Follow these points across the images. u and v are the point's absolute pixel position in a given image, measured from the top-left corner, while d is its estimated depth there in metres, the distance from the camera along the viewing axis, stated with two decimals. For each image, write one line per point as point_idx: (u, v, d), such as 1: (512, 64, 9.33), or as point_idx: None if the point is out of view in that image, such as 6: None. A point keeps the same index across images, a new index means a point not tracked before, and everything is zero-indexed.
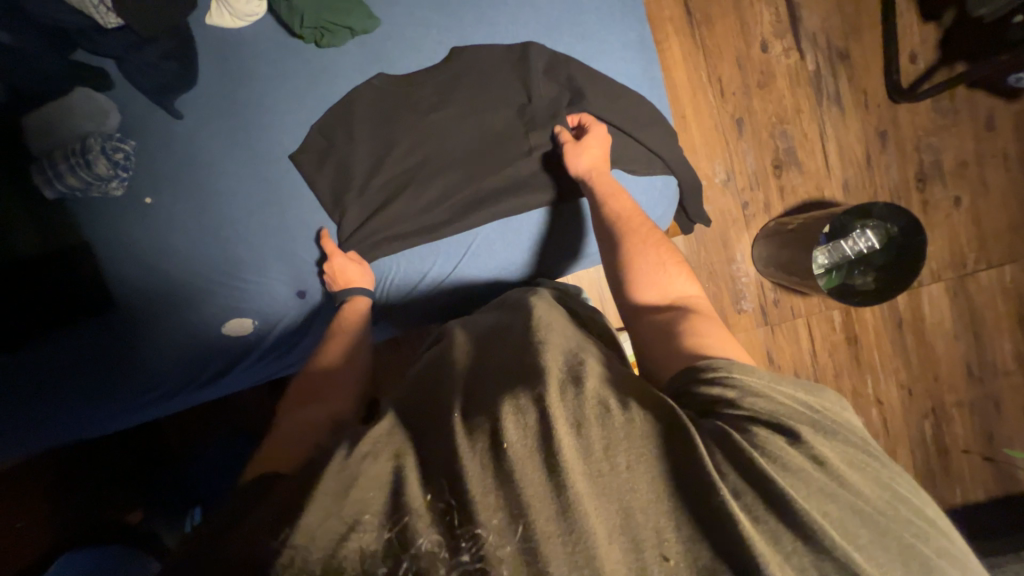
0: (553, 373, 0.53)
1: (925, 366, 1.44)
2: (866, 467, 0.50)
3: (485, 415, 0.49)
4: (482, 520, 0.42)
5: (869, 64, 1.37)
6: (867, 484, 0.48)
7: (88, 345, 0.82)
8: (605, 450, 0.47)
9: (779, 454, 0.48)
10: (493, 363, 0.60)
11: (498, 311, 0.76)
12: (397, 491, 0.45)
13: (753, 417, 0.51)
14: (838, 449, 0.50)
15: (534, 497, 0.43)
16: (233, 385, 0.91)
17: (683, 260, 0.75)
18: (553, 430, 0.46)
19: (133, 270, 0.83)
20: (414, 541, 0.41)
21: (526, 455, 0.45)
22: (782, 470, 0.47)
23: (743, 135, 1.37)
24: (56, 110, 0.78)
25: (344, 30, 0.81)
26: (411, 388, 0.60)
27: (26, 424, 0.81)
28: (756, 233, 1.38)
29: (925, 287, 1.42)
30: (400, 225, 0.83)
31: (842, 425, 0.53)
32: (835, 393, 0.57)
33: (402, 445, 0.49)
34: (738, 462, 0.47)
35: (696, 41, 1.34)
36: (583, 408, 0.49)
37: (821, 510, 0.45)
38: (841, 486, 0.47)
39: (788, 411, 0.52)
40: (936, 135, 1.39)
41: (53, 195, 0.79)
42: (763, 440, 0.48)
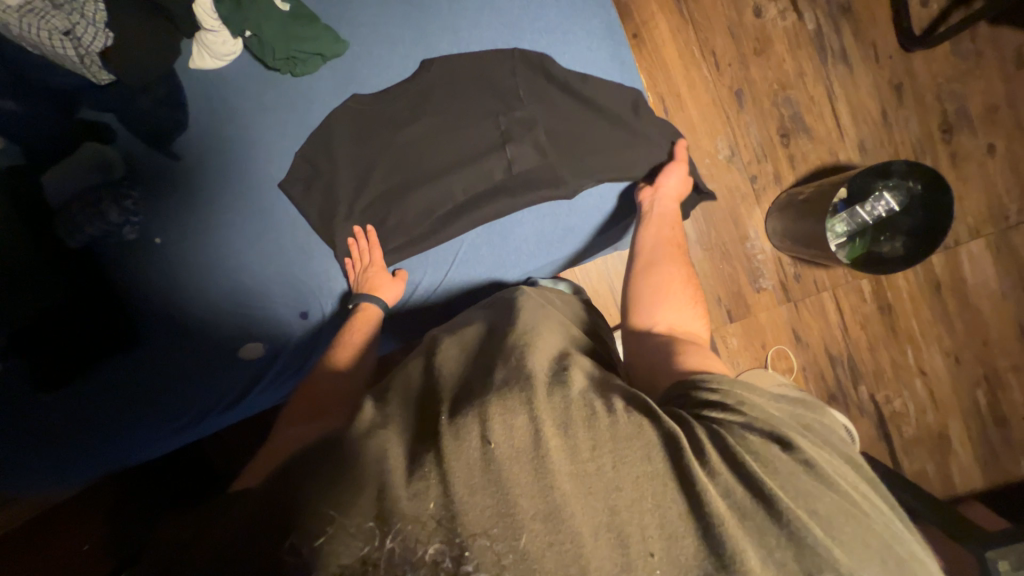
0: (539, 376, 0.54)
1: (972, 331, 1.33)
2: (846, 473, 0.50)
3: (473, 414, 0.49)
4: (472, 524, 0.42)
5: (874, 15, 1.29)
6: (850, 486, 0.48)
7: (117, 378, 0.88)
8: (592, 450, 0.47)
9: (772, 459, 0.47)
10: (483, 365, 0.60)
11: (488, 312, 0.77)
12: (383, 490, 0.45)
13: (748, 423, 0.50)
14: (825, 455, 0.50)
15: (522, 497, 0.43)
16: (254, 408, 0.93)
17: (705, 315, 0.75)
18: (542, 433, 0.46)
19: (156, 302, 0.89)
20: (415, 550, 0.42)
21: (513, 456, 0.45)
22: (773, 475, 0.46)
23: (743, 107, 1.31)
24: (69, 165, 0.84)
25: (315, 57, 0.84)
26: (398, 391, 0.61)
27: (73, 460, 0.87)
28: (769, 207, 1.32)
29: (963, 246, 1.32)
30: (391, 241, 0.85)
31: (827, 436, 0.53)
32: (830, 412, 0.57)
33: (386, 441, 0.50)
34: (735, 466, 0.46)
35: (683, 16, 1.29)
36: (570, 410, 0.49)
37: (809, 508, 0.45)
38: (830, 487, 0.46)
39: (784, 422, 0.51)
40: (959, 80, 1.29)
41: (77, 243, 0.86)
42: (766, 455, 0.47)
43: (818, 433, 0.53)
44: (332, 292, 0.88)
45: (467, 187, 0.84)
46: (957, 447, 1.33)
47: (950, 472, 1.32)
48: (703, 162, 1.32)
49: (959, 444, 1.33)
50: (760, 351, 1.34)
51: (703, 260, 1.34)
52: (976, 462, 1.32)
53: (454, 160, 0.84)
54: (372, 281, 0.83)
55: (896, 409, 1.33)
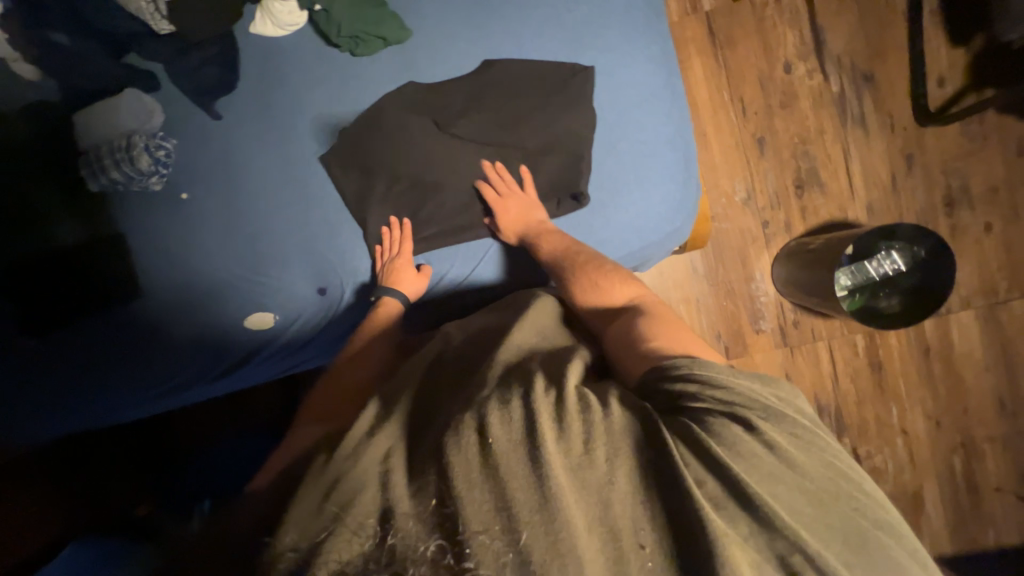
0: (537, 375, 0.53)
1: (953, 397, 1.38)
2: (808, 441, 0.51)
3: (470, 413, 0.49)
4: (470, 519, 0.41)
5: (894, 88, 1.37)
6: (813, 461, 0.49)
7: (108, 338, 0.85)
8: (586, 443, 0.46)
9: (735, 444, 0.48)
10: (488, 362, 0.60)
11: (503, 312, 0.75)
12: (384, 490, 0.45)
13: (713, 408, 0.51)
14: (789, 432, 0.51)
15: (518, 490, 0.42)
16: (252, 377, 0.92)
17: (621, 267, 0.78)
18: (537, 426, 0.46)
19: (160, 263, 0.86)
20: (414, 548, 0.40)
21: (510, 448, 0.45)
22: (747, 467, 0.47)
23: (764, 155, 1.36)
24: (105, 107, 0.82)
25: (377, 40, 0.85)
26: (399, 385, 0.61)
27: (53, 412, 0.85)
28: (777, 253, 1.36)
29: (953, 314, 1.37)
30: (426, 228, 0.86)
31: (792, 409, 0.54)
32: (795, 374, 0.58)
33: (393, 444, 0.50)
34: (707, 459, 0.47)
35: (718, 61, 1.35)
36: (565, 404, 0.49)
37: (781, 500, 0.46)
38: (797, 472, 0.48)
39: (746, 402, 0.52)
40: (964, 159, 1.37)
41: (98, 187, 0.84)
42: (729, 438, 0.48)
43: (781, 403, 0.54)
44: (353, 273, 0.88)
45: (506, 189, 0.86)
46: (930, 510, 1.36)
47: (922, 534, 1.35)
48: (720, 201, 1.37)
49: (932, 506, 1.36)
50: None
51: (708, 295, 1.37)
52: (946, 527, 1.35)
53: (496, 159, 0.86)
54: (398, 270, 0.83)
55: (876, 464, 1.37)
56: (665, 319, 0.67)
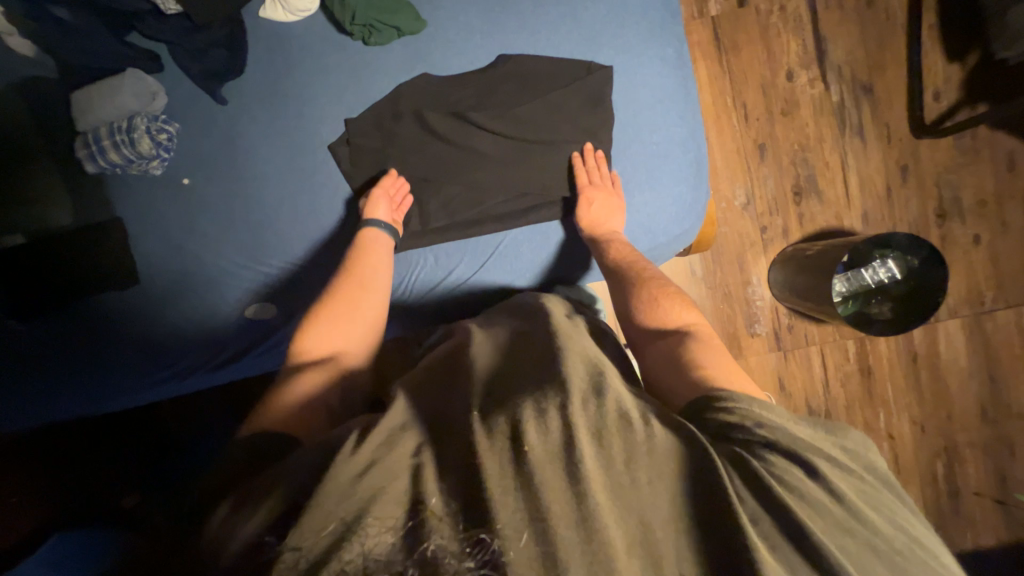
0: (575, 382, 0.53)
1: (938, 403, 1.42)
2: (873, 497, 0.50)
3: (505, 416, 0.50)
4: (499, 519, 0.43)
5: (893, 100, 1.40)
6: (884, 519, 0.49)
7: (101, 326, 0.83)
8: (627, 463, 0.47)
9: (797, 486, 0.48)
10: (518, 364, 0.60)
11: (508, 317, 0.77)
12: (415, 484, 0.47)
13: (774, 446, 0.51)
14: (856, 485, 0.51)
15: (553, 501, 0.44)
16: (248, 371, 0.89)
17: (680, 292, 0.77)
18: (575, 441, 0.47)
19: (157, 250, 0.84)
20: (425, 543, 0.43)
21: (545, 459, 0.46)
22: (804, 506, 0.47)
23: (764, 161, 1.38)
24: (106, 87, 0.79)
25: (391, 29, 0.84)
26: (428, 384, 0.62)
27: (42, 398, 0.83)
28: (774, 258, 1.39)
29: (941, 323, 1.41)
30: (437, 221, 0.86)
31: (862, 465, 0.53)
32: (867, 433, 0.57)
33: (417, 440, 0.52)
34: (762, 493, 0.47)
35: (722, 66, 1.37)
36: (605, 419, 0.50)
37: (841, 546, 0.46)
38: (860, 522, 0.48)
39: (807, 444, 0.52)
40: (956, 172, 1.40)
41: (95, 169, 0.81)
42: (790, 479, 0.48)
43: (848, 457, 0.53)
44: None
45: (520, 185, 0.86)
46: None
47: None
48: (719, 205, 1.38)
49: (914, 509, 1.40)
50: None
51: (705, 297, 1.38)
52: None
53: (506, 152, 0.85)
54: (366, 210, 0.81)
55: None
56: (713, 350, 0.67)
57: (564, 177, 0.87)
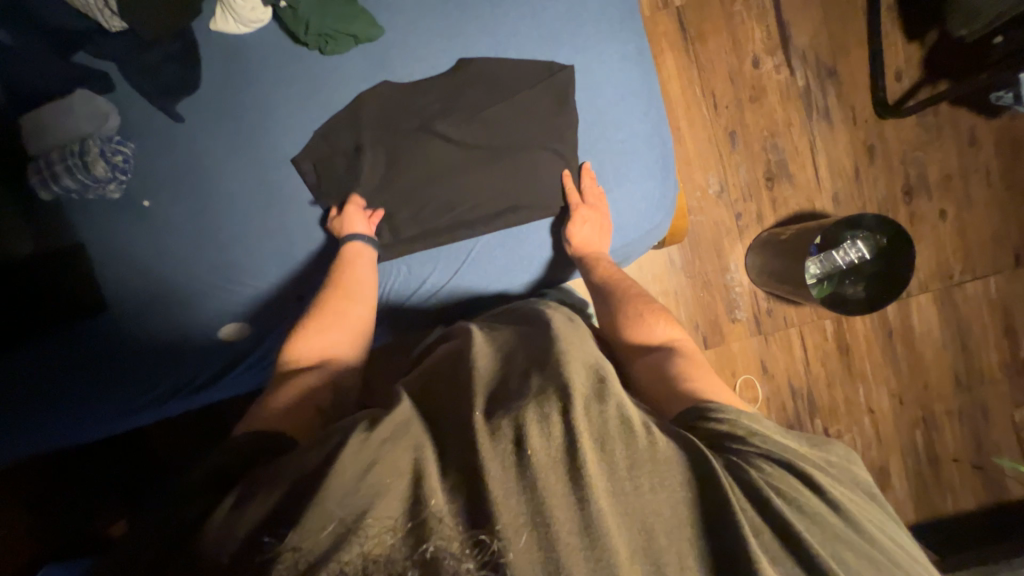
0: (577, 387, 0.55)
1: (915, 375, 1.46)
2: (853, 503, 0.56)
3: (508, 418, 0.51)
4: (501, 519, 0.44)
5: (857, 82, 1.42)
6: (868, 523, 0.54)
7: (70, 354, 0.80)
8: (630, 469, 0.50)
9: (790, 494, 0.53)
10: (519, 366, 0.61)
11: (512, 319, 0.78)
12: (417, 481, 0.47)
13: (767, 456, 0.56)
14: (841, 492, 0.56)
15: (557, 507, 0.45)
16: (227, 392, 0.89)
17: (663, 309, 0.81)
18: (579, 447, 0.49)
19: (125, 272, 0.82)
20: (427, 540, 0.43)
21: (549, 463, 0.48)
22: (798, 512, 0.52)
23: (735, 148, 1.40)
24: (54, 110, 0.77)
25: (348, 38, 0.82)
26: (430, 384, 0.62)
27: (13, 432, 0.80)
28: (750, 244, 1.41)
29: (913, 297, 1.45)
30: (407, 230, 0.85)
31: (837, 474, 0.59)
32: (842, 447, 0.64)
33: (419, 436, 0.51)
34: (758, 498, 0.51)
35: (689, 56, 1.37)
36: (608, 426, 0.52)
37: (831, 548, 0.50)
38: (849, 526, 0.52)
39: (792, 453, 0.57)
40: (921, 149, 1.44)
41: (49, 196, 0.79)
42: (785, 487, 0.53)
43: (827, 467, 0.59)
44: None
45: (491, 189, 0.85)
46: (895, 482, 1.44)
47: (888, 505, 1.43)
48: (694, 194, 1.39)
49: (897, 478, 1.44)
50: (730, 378, 1.41)
51: (686, 287, 1.40)
52: (909, 498, 1.44)
53: (472, 156, 0.84)
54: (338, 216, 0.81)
55: (845, 442, 1.43)
56: (699, 365, 0.71)
57: (538, 181, 0.86)
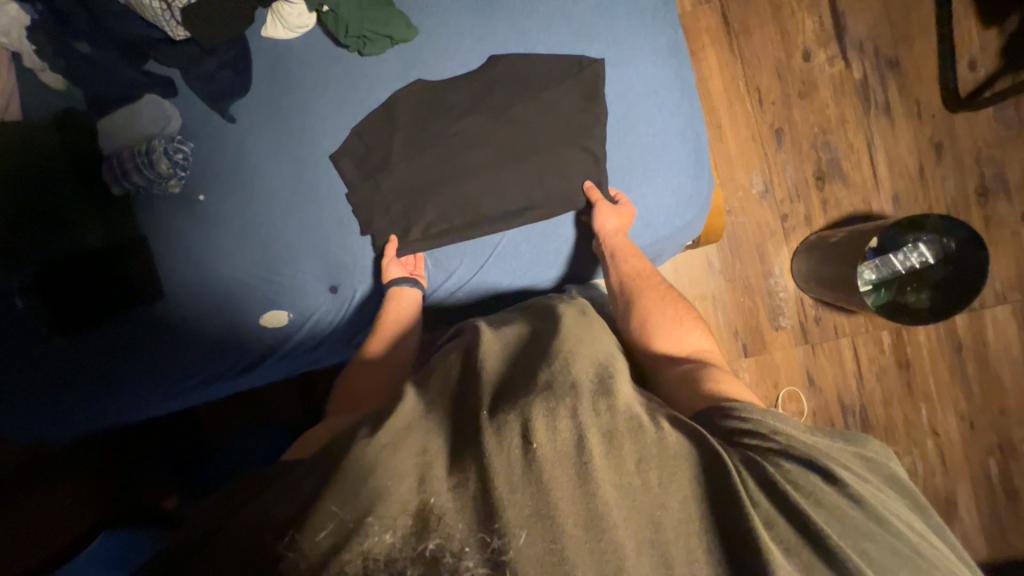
0: (584, 387, 0.55)
1: (989, 397, 1.31)
2: (890, 504, 0.52)
3: (515, 414, 0.50)
4: (508, 518, 0.44)
5: (922, 73, 1.31)
6: (900, 523, 0.50)
7: (130, 338, 0.88)
8: (637, 463, 0.49)
9: (815, 493, 0.50)
10: (526, 367, 0.61)
11: (525, 313, 0.78)
12: (422, 484, 0.47)
13: (786, 452, 0.53)
14: (875, 493, 0.52)
15: (563, 501, 0.45)
16: (268, 375, 0.95)
17: (696, 316, 0.80)
18: (585, 441, 0.48)
19: (176, 268, 0.89)
20: (427, 540, 0.43)
21: (555, 458, 0.47)
22: (821, 509, 0.49)
23: (782, 146, 1.32)
24: (126, 114, 0.85)
25: (384, 39, 0.86)
26: (439, 379, 0.62)
27: (78, 411, 0.88)
28: (796, 247, 1.32)
29: (988, 309, 1.31)
30: (434, 223, 0.87)
31: (872, 474, 0.55)
32: (877, 443, 0.60)
33: (428, 440, 0.51)
34: (775, 495, 0.49)
35: (733, 51, 1.32)
36: (616, 421, 0.51)
37: (859, 549, 0.47)
38: (878, 525, 0.49)
39: (820, 452, 0.54)
40: (998, 146, 1.30)
41: (120, 190, 0.87)
42: (806, 484, 0.50)
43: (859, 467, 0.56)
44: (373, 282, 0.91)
45: (516, 186, 0.86)
46: (963, 514, 1.29)
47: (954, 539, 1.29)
48: (736, 194, 1.33)
49: (965, 511, 1.30)
50: (772, 390, 1.33)
51: (725, 291, 1.33)
52: (981, 533, 1.29)
53: (497, 152, 0.85)
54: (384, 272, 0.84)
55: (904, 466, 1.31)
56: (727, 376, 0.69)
57: (566, 176, 0.86)
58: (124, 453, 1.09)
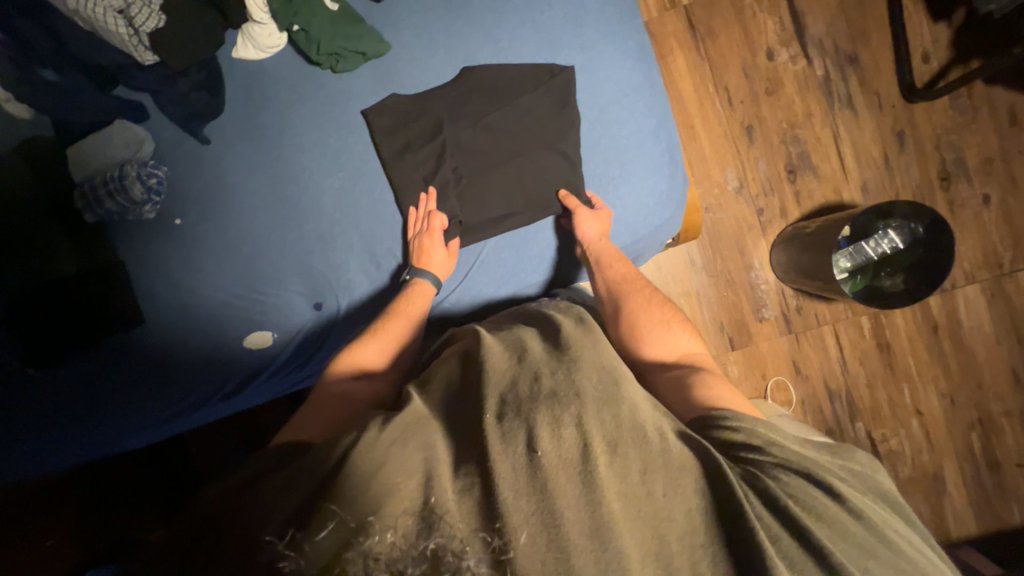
0: (589, 392, 0.54)
1: (966, 373, 1.36)
2: (880, 512, 0.55)
3: (520, 421, 0.50)
4: (512, 522, 0.43)
5: (880, 67, 1.36)
6: (890, 530, 0.52)
7: (113, 363, 0.86)
8: (642, 474, 0.50)
9: (812, 501, 0.51)
10: (533, 365, 0.59)
11: (522, 320, 0.78)
12: (428, 480, 0.47)
13: (783, 465, 0.55)
14: (865, 500, 0.55)
15: (569, 510, 0.45)
16: (252, 399, 0.93)
17: (686, 320, 0.80)
18: (590, 450, 0.49)
19: (159, 288, 0.87)
20: (431, 538, 0.41)
21: (560, 467, 0.47)
22: (816, 517, 0.51)
23: (753, 142, 1.36)
24: (96, 140, 0.83)
25: (356, 55, 0.86)
26: (441, 384, 0.62)
27: (58, 441, 0.86)
28: (774, 240, 1.36)
29: (959, 289, 1.36)
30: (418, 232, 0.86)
31: (863, 482, 0.58)
32: (864, 454, 0.61)
33: (430, 438, 0.52)
34: (772, 501, 0.51)
35: (700, 53, 1.36)
36: (621, 431, 0.52)
37: (852, 553, 0.49)
38: (868, 531, 0.51)
39: (813, 462, 0.56)
40: (956, 133, 1.36)
41: (93, 219, 0.85)
42: (801, 493, 0.52)
43: (851, 475, 0.58)
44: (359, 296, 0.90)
45: (497, 194, 0.87)
46: (951, 491, 1.33)
47: (944, 515, 1.32)
48: (712, 191, 1.36)
49: (953, 486, 1.33)
50: (761, 381, 1.35)
51: (708, 286, 1.36)
52: (969, 508, 1.32)
53: (475, 161, 0.87)
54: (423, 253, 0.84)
55: (892, 447, 1.34)
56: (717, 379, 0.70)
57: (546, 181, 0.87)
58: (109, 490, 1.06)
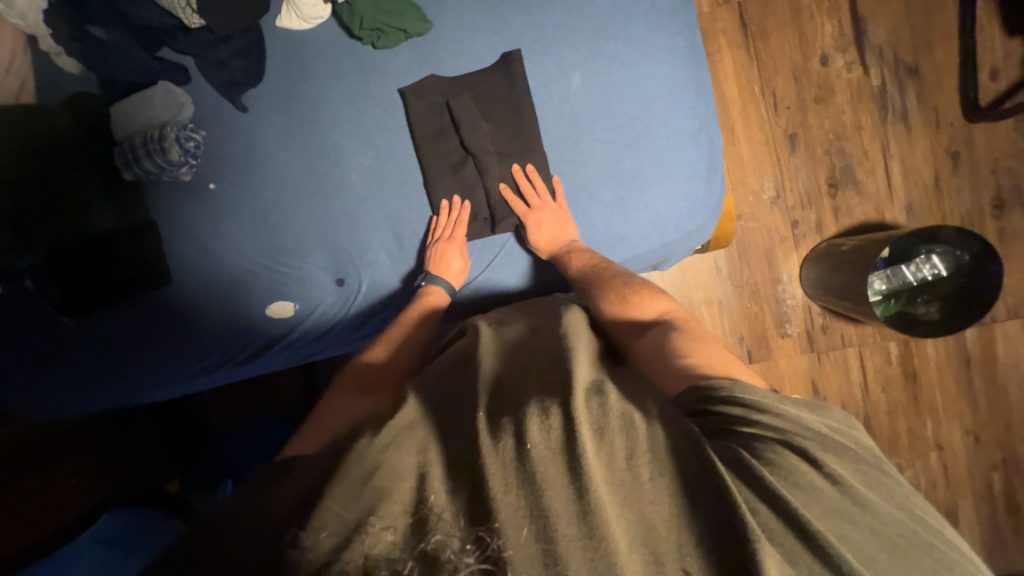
0: (579, 385, 0.53)
1: (996, 411, 1.30)
2: (864, 477, 0.53)
3: (510, 417, 0.50)
4: (502, 520, 0.43)
5: (942, 81, 1.29)
6: (871, 494, 0.51)
7: (140, 323, 0.89)
8: (628, 459, 0.47)
9: (797, 477, 0.49)
10: (525, 367, 0.61)
11: (531, 316, 0.80)
12: (421, 482, 0.47)
13: (766, 437, 0.52)
14: (849, 469, 0.52)
15: (555, 499, 0.43)
16: (272, 364, 0.95)
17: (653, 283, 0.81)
18: (577, 436, 0.47)
19: (188, 255, 0.89)
20: (427, 537, 0.43)
21: (548, 456, 0.46)
22: (800, 493, 0.48)
23: (795, 151, 1.31)
24: (139, 100, 0.84)
25: (398, 32, 0.85)
26: (441, 381, 0.63)
27: (85, 391, 0.90)
28: (806, 254, 1.31)
29: (999, 323, 1.29)
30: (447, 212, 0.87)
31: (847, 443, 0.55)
32: (841, 412, 0.59)
33: (424, 439, 0.52)
34: (764, 491, 0.47)
35: (749, 53, 1.30)
36: (607, 417, 0.50)
37: (838, 532, 0.47)
38: (853, 503, 0.49)
39: (799, 432, 0.53)
40: (1016, 158, 1.28)
41: (131, 176, 0.87)
42: (787, 469, 0.49)
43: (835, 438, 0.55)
44: (380, 279, 0.90)
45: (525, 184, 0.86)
46: (964, 529, 1.28)
47: None
48: (747, 199, 1.32)
49: (966, 525, 1.28)
50: None
51: (732, 296, 1.32)
52: (982, 549, 1.28)
53: (508, 151, 0.86)
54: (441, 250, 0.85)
55: (907, 478, 1.30)
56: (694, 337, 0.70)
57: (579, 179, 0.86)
58: (130, 440, 1.11)
